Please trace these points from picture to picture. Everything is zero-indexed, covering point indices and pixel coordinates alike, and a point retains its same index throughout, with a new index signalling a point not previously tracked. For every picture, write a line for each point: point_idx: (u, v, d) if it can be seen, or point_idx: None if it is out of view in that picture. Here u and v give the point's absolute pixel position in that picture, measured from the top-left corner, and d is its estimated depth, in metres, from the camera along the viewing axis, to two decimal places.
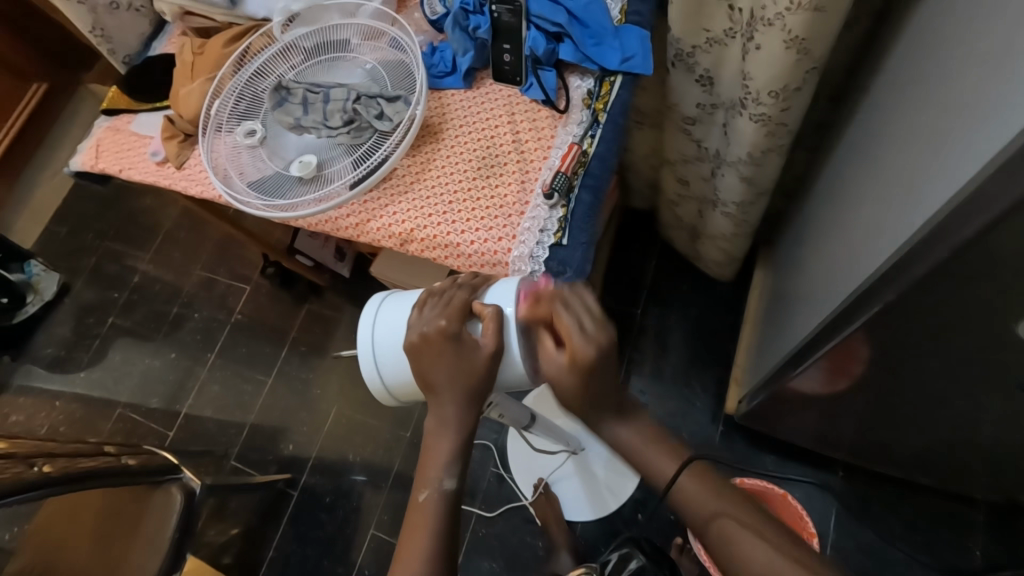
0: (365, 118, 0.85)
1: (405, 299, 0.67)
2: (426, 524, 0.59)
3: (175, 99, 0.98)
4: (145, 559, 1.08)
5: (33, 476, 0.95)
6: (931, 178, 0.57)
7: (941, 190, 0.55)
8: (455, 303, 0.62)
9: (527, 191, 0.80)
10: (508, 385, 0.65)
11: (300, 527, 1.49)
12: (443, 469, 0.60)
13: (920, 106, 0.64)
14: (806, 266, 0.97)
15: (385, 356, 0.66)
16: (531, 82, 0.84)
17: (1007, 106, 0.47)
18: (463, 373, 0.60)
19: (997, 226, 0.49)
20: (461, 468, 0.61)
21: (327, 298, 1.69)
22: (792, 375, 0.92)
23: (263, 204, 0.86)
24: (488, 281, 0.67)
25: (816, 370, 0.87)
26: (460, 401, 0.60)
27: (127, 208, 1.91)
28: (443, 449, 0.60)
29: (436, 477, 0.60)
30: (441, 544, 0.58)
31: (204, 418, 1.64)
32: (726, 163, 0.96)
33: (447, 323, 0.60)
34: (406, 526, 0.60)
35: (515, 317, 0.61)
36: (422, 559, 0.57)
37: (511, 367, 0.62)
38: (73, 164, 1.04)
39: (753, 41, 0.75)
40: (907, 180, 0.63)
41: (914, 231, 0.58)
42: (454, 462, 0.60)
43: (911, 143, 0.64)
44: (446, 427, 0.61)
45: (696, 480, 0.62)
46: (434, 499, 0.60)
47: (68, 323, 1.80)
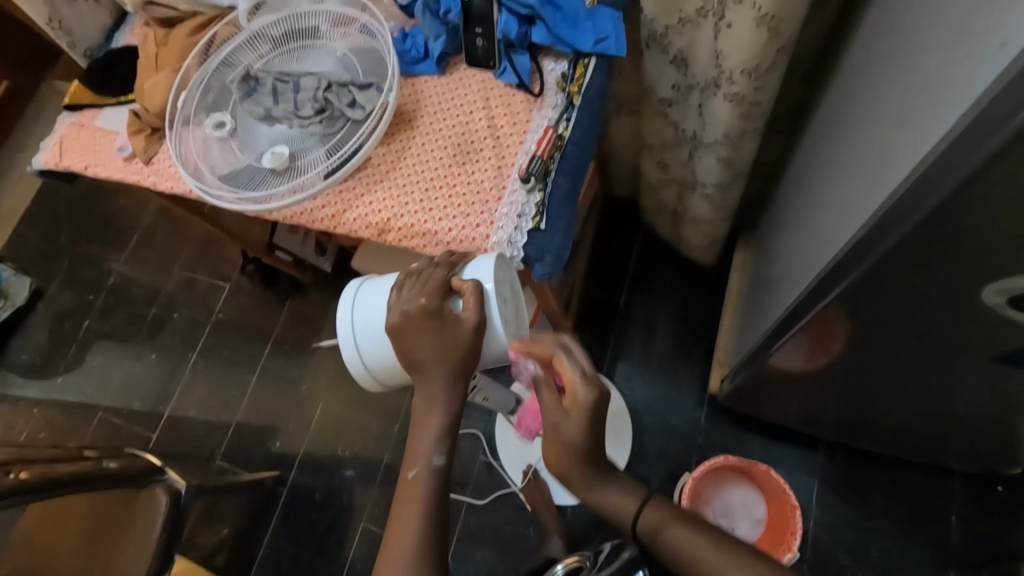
0: (337, 107, 0.84)
1: (380, 285, 0.67)
2: (416, 501, 0.58)
3: (140, 93, 0.95)
4: (133, 562, 1.08)
5: (9, 482, 0.93)
6: (897, 151, 0.58)
7: (905, 162, 0.56)
8: (433, 280, 0.63)
9: (504, 177, 0.79)
10: (492, 357, 0.66)
11: (292, 524, 1.48)
12: (432, 446, 0.60)
13: (887, 81, 0.64)
14: (784, 247, 0.98)
15: (367, 344, 0.66)
16: (504, 67, 0.83)
17: (964, 73, 0.48)
18: (450, 348, 0.60)
19: (956, 196, 0.50)
20: (450, 443, 0.60)
21: (310, 295, 1.67)
22: (772, 353, 0.94)
23: (235, 197, 0.85)
24: (464, 258, 0.67)
25: (796, 347, 0.88)
26: (446, 377, 0.60)
27: (99, 208, 1.87)
28: (433, 424, 0.60)
29: (425, 454, 0.60)
30: (433, 519, 0.58)
31: (188, 419, 1.62)
32: (703, 145, 0.96)
33: (427, 300, 0.61)
34: (397, 502, 0.60)
35: (494, 291, 0.63)
36: (414, 534, 0.57)
37: (495, 337, 0.64)
38: (37, 162, 1.01)
39: (725, 20, 0.75)
40: (875, 155, 0.64)
41: (882, 204, 0.59)
42: (443, 438, 0.60)
43: (879, 118, 0.65)
44: (432, 404, 0.60)
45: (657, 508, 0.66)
46: (424, 476, 0.59)
47: (44, 328, 1.76)
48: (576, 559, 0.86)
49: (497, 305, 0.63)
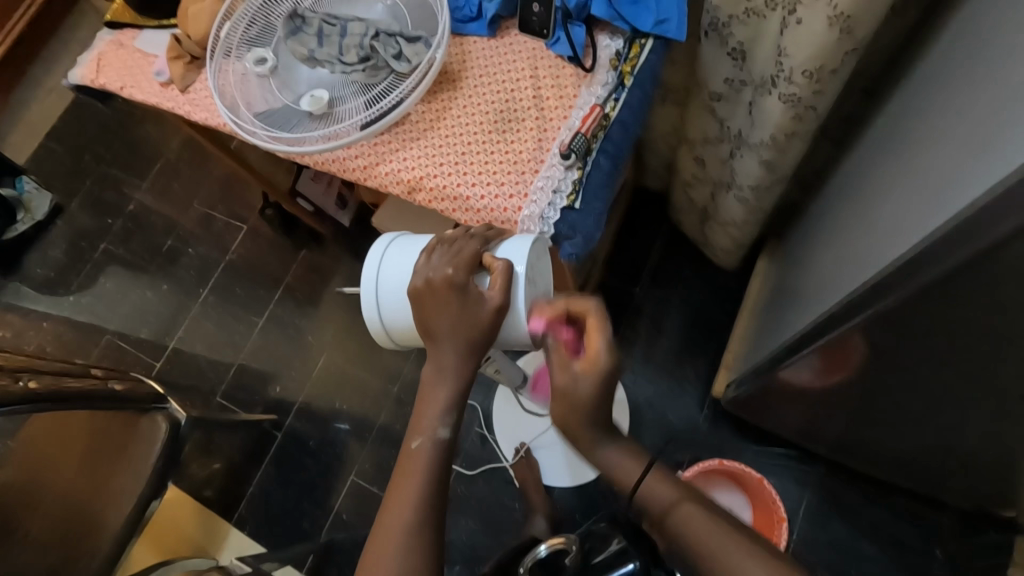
0: (382, 56, 0.82)
1: (406, 250, 0.66)
2: (417, 471, 0.59)
3: (184, 18, 0.93)
4: (128, 483, 1.10)
5: (18, 390, 0.95)
6: (957, 175, 0.55)
7: (963, 189, 0.53)
8: (464, 253, 0.61)
9: (543, 150, 0.77)
10: (508, 343, 0.65)
11: (282, 467, 1.50)
12: (438, 419, 0.60)
13: (954, 102, 0.62)
14: (813, 260, 0.96)
15: (388, 309, 0.65)
16: (558, 37, 0.80)
17: None
18: (467, 325, 0.59)
19: (1015, 236, 0.48)
20: (456, 417, 0.61)
21: (325, 246, 1.67)
22: (784, 366, 0.93)
23: (269, 135, 0.83)
24: (499, 235, 0.66)
25: (810, 363, 0.87)
26: (461, 351, 0.59)
27: (125, 133, 1.87)
28: (440, 397, 0.60)
29: (431, 425, 0.60)
30: (431, 491, 0.58)
31: (193, 353, 1.64)
32: (747, 145, 0.93)
33: (455, 272, 0.60)
34: (397, 470, 0.60)
35: (523, 275, 0.62)
36: (411, 503, 0.57)
37: (514, 324, 0.62)
38: (73, 77, 1.00)
39: (795, 15, 0.72)
40: (931, 176, 0.61)
41: (929, 229, 0.57)
42: (450, 411, 0.60)
43: (940, 139, 0.62)
44: (443, 376, 0.60)
45: (657, 476, 0.63)
46: (427, 448, 0.60)
47: (61, 245, 1.78)
48: (561, 540, 0.86)
49: (521, 293, 0.62)
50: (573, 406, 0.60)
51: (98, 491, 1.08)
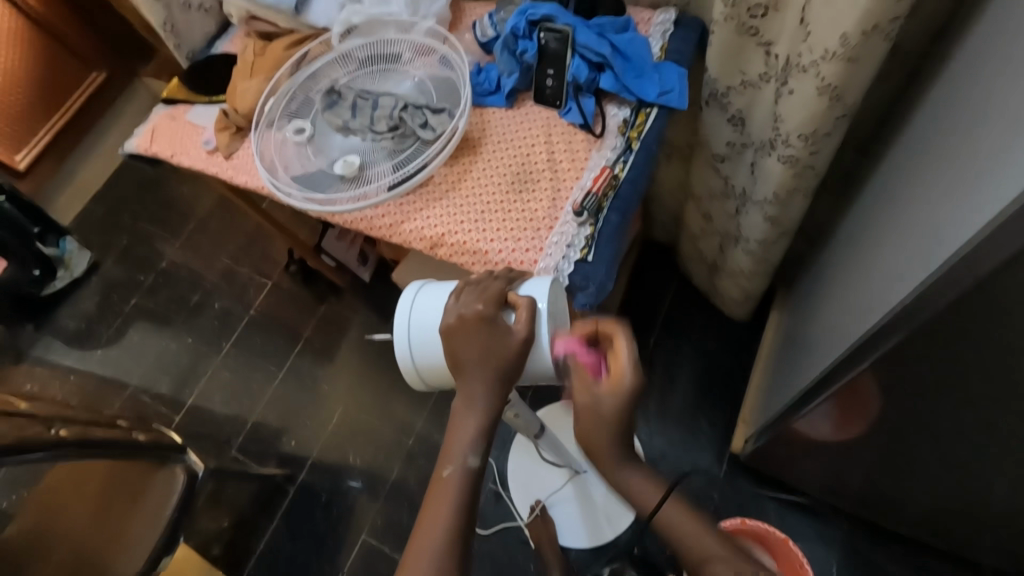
0: (410, 126, 0.90)
1: (435, 295, 0.69)
2: (447, 499, 0.60)
3: (233, 95, 1.04)
4: (143, 533, 1.11)
5: (50, 437, 0.98)
6: (945, 225, 0.59)
7: (951, 239, 0.56)
8: (491, 291, 0.65)
9: (557, 208, 0.83)
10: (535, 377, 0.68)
11: (293, 523, 1.49)
12: (468, 447, 0.62)
13: (940, 160, 0.66)
14: (821, 312, 0.98)
15: (424, 358, 0.68)
16: (570, 107, 0.88)
17: (1016, 159, 0.49)
18: (496, 357, 0.62)
19: (1000, 276, 0.51)
20: (486, 446, 0.62)
21: (346, 299, 1.73)
22: (799, 418, 0.93)
23: (303, 196, 0.91)
24: (521, 276, 0.70)
25: (826, 414, 0.87)
26: (488, 382, 0.62)
27: (164, 195, 2.01)
28: (470, 427, 0.62)
29: (461, 453, 0.62)
30: (460, 519, 0.59)
31: (211, 405, 1.67)
32: (751, 202, 0.98)
33: (484, 307, 0.63)
34: (428, 497, 0.62)
35: (547, 310, 0.65)
36: (442, 528, 0.59)
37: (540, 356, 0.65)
38: (129, 146, 1.11)
39: (788, 86, 0.76)
40: (922, 228, 0.65)
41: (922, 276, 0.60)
42: (480, 439, 0.62)
43: (928, 193, 0.66)
44: (471, 407, 0.62)
45: (673, 509, 0.68)
46: (459, 475, 0.61)
47: (94, 299, 1.87)
48: None
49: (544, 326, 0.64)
50: (598, 421, 0.64)
51: (115, 542, 1.09)
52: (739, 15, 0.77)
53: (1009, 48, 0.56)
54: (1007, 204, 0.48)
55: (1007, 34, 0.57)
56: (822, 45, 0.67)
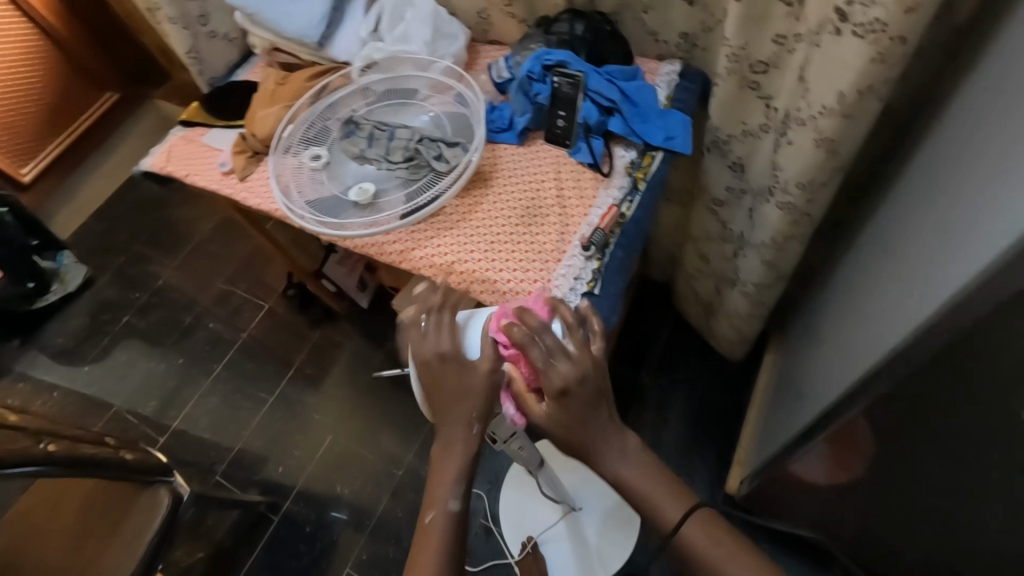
0: (425, 157, 0.93)
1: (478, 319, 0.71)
2: (433, 544, 0.63)
3: (252, 120, 1.07)
4: (120, 559, 1.06)
5: (39, 451, 0.95)
6: (937, 275, 0.61)
7: (939, 287, 0.59)
8: (454, 329, 0.70)
9: (565, 242, 0.85)
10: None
11: (274, 554, 1.44)
12: (448, 491, 0.65)
13: (928, 214, 0.69)
14: (816, 355, 1.00)
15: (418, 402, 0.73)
16: (579, 146, 0.91)
17: (1002, 214, 0.52)
18: (473, 395, 0.66)
19: (990, 324, 0.54)
20: (464, 488, 0.65)
21: (343, 325, 1.73)
22: (794, 459, 0.93)
23: (317, 220, 0.93)
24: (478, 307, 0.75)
25: (819, 455, 0.88)
26: (463, 421, 0.66)
27: (165, 215, 2.03)
28: (449, 470, 0.65)
29: (442, 499, 0.65)
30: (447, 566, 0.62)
31: (196, 428, 1.63)
32: (749, 245, 1.02)
33: (449, 347, 0.68)
34: (415, 547, 0.64)
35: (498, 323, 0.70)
36: None
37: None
38: (144, 164, 1.13)
39: (786, 137, 0.81)
40: (912, 277, 0.68)
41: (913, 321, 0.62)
42: (458, 482, 0.65)
43: (917, 243, 0.69)
44: (449, 451, 0.66)
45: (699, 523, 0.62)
46: (440, 520, 0.64)
47: (86, 315, 1.87)
48: None
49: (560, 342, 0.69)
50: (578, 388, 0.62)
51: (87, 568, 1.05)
52: (741, 71, 0.82)
53: (995, 112, 0.60)
54: (995, 256, 0.51)
55: (991, 99, 0.62)
56: (819, 102, 0.71)
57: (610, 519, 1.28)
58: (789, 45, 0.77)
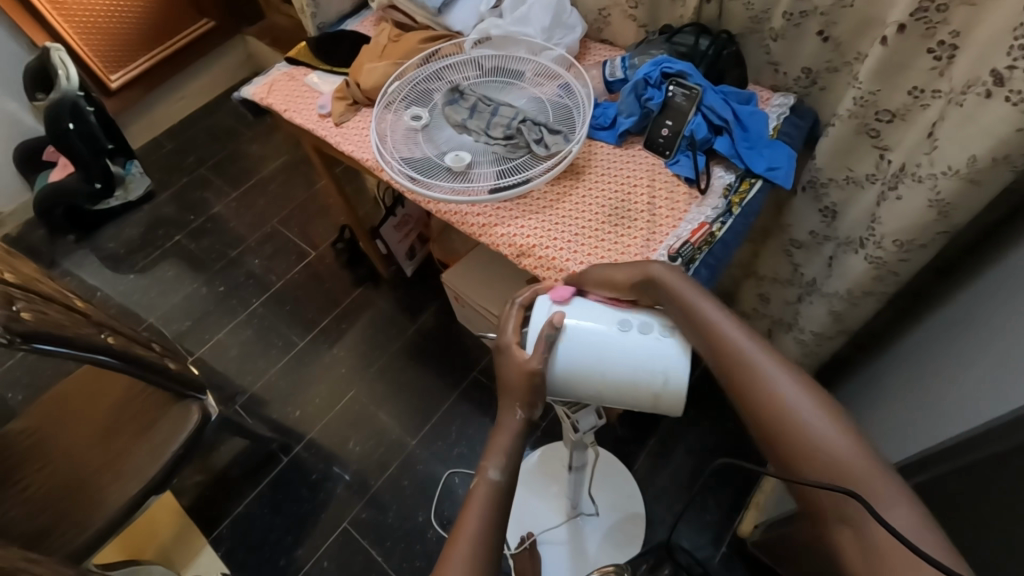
0: (525, 138, 0.94)
1: (577, 308, 0.71)
2: (475, 509, 0.61)
3: (359, 70, 1.09)
4: (143, 463, 1.08)
5: (100, 340, 0.98)
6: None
7: None
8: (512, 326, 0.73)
9: (650, 248, 0.85)
10: (658, 407, 0.69)
11: (277, 494, 1.46)
12: (493, 461, 0.65)
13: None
14: (863, 420, 0.97)
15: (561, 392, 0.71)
16: (678, 159, 0.91)
17: None
18: (518, 375, 0.68)
19: None
20: (514, 465, 0.65)
21: (383, 288, 1.75)
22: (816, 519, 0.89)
23: (407, 178, 0.94)
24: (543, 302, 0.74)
25: None
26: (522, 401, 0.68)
27: (234, 147, 2.08)
28: (502, 443, 0.66)
29: (487, 466, 0.64)
30: (489, 528, 0.60)
31: (224, 356, 1.67)
32: (820, 293, 1.00)
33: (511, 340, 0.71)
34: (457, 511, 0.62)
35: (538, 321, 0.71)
36: (468, 540, 0.59)
37: (647, 380, 0.67)
38: (245, 91, 1.17)
39: (896, 192, 0.79)
40: (998, 353, 0.67)
41: (999, 396, 0.61)
42: (511, 456, 0.65)
43: (1008, 318, 0.68)
44: (503, 427, 0.67)
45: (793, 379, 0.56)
46: (483, 487, 0.63)
47: (142, 226, 1.92)
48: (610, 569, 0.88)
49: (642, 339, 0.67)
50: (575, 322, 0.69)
51: (112, 463, 1.07)
52: (865, 116, 0.81)
53: None
54: None
55: None
56: (946, 162, 0.70)
57: (613, 535, 1.26)
58: (923, 99, 0.76)
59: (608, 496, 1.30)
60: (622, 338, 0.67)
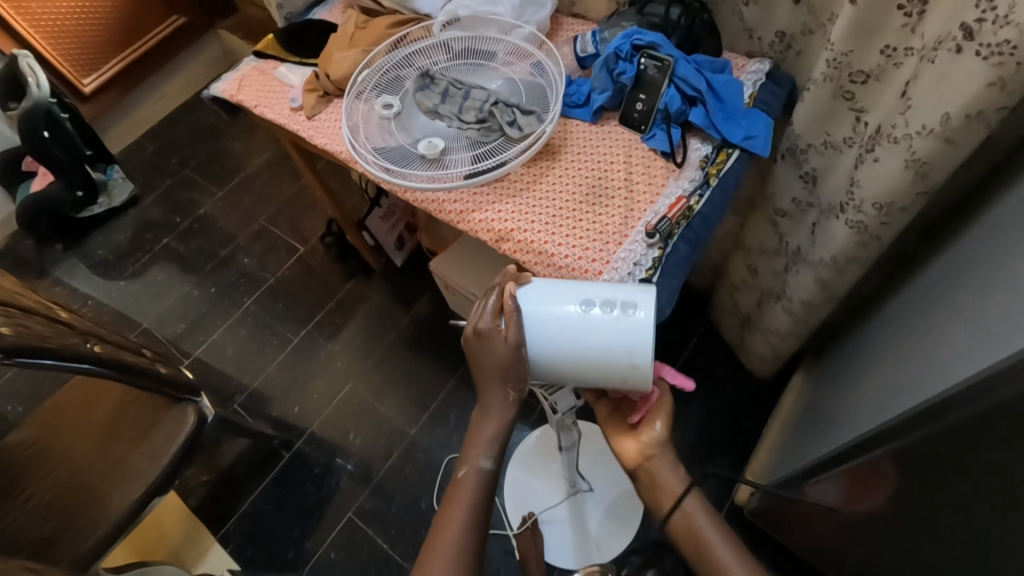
0: (498, 121, 0.92)
1: (542, 293, 0.69)
2: (463, 497, 0.67)
3: (327, 60, 1.07)
4: (142, 468, 1.09)
5: (87, 350, 0.98)
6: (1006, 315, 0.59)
7: (1008, 323, 0.57)
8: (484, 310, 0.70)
9: (629, 226, 0.84)
10: (624, 386, 0.69)
11: (281, 489, 1.48)
12: (482, 450, 0.69)
13: (1004, 248, 0.68)
14: (852, 385, 0.97)
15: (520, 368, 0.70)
16: (654, 133, 0.90)
17: None
18: (493, 365, 0.68)
19: None
20: (499, 451, 0.70)
21: (374, 280, 1.74)
22: (809, 484, 0.89)
23: (382, 169, 0.93)
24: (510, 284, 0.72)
25: (835, 487, 0.84)
26: (501, 392, 0.69)
27: (216, 146, 2.05)
28: (487, 432, 0.70)
29: (476, 456, 0.70)
30: (476, 513, 0.67)
31: (220, 356, 1.68)
32: (805, 261, 1.00)
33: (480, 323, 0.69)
34: (446, 497, 0.69)
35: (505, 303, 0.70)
36: (456, 525, 0.65)
37: (614, 361, 0.66)
38: (215, 89, 1.15)
39: (874, 154, 0.78)
40: (974, 310, 0.67)
41: (973, 354, 0.61)
42: (494, 443, 0.69)
43: (988, 277, 0.68)
44: (488, 413, 0.70)
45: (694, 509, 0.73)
46: (471, 477, 0.69)
47: (128, 231, 1.91)
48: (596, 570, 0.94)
49: (606, 321, 0.66)
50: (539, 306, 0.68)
51: (111, 471, 1.08)
52: (840, 78, 0.80)
53: None
54: None
55: None
56: (920, 121, 0.69)
57: (612, 511, 1.28)
58: (897, 58, 0.75)
59: (605, 472, 1.32)
60: (587, 320, 0.67)
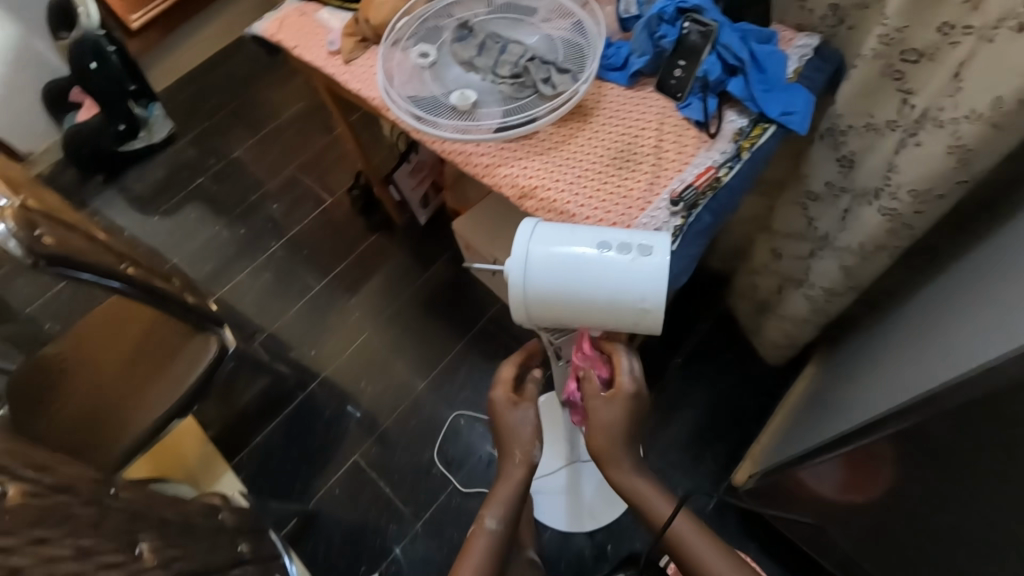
0: (532, 77, 0.91)
1: (556, 234, 0.72)
2: (475, 551, 0.72)
3: (366, 4, 1.04)
4: (165, 391, 1.15)
5: (121, 270, 1.04)
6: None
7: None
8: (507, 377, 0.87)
9: (653, 193, 0.84)
10: (635, 328, 0.73)
11: (292, 427, 1.54)
12: (492, 512, 0.75)
13: None
14: (862, 377, 0.96)
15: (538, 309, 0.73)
16: (689, 102, 0.88)
17: None
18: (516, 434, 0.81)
19: None
20: (508, 514, 0.76)
21: (397, 236, 1.77)
22: (804, 468, 0.89)
23: (413, 118, 0.93)
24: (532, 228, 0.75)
25: (831, 472, 0.84)
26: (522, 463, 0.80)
27: (253, 91, 2.08)
28: (503, 492, 0.77)
29: (487, 516, 0.75)
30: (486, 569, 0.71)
31: (244, 297, 1.73)
32: (831, 248, 0.98)
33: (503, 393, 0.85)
34: (459, 557, 0.73)
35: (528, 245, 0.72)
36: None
37: (627, 303, 0.70)
38: (256, 28, 1.16)
39: (917, 138, 0.76)
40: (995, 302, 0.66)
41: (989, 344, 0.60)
42: (503, 507, 0.76)
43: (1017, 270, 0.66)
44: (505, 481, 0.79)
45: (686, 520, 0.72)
46: (484, 535, 0.74)
47: (165, 168, 1.97)
48: None
49: (622, 261, 0.70)
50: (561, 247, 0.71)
51: (138, 390, 1.14)
52: (890, 56, 0.77)
53: None
54: None
55: None
56: (970, 105, 0.67)
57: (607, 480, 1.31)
58: None
59: None
60: (602, 260, 0.70)
